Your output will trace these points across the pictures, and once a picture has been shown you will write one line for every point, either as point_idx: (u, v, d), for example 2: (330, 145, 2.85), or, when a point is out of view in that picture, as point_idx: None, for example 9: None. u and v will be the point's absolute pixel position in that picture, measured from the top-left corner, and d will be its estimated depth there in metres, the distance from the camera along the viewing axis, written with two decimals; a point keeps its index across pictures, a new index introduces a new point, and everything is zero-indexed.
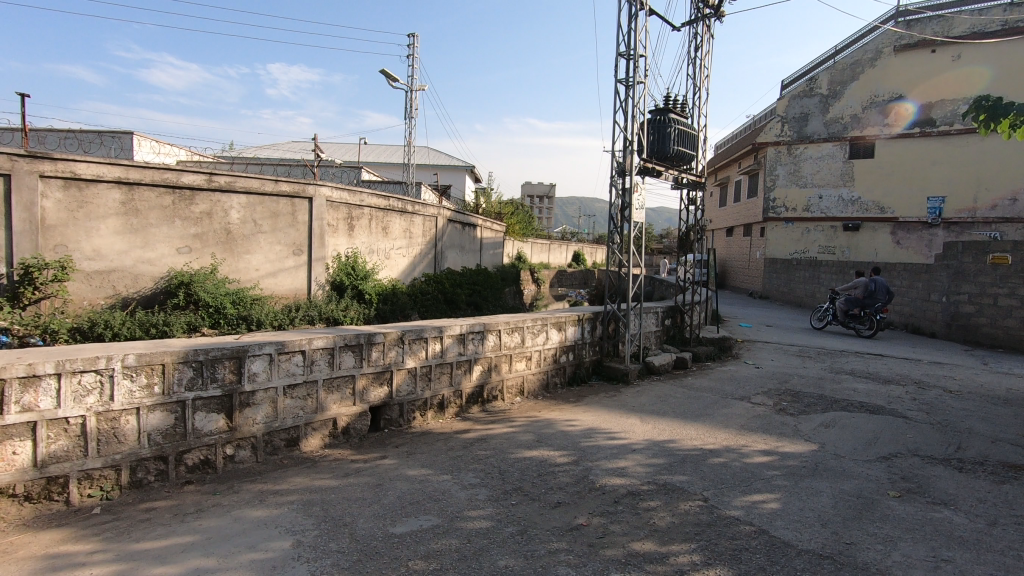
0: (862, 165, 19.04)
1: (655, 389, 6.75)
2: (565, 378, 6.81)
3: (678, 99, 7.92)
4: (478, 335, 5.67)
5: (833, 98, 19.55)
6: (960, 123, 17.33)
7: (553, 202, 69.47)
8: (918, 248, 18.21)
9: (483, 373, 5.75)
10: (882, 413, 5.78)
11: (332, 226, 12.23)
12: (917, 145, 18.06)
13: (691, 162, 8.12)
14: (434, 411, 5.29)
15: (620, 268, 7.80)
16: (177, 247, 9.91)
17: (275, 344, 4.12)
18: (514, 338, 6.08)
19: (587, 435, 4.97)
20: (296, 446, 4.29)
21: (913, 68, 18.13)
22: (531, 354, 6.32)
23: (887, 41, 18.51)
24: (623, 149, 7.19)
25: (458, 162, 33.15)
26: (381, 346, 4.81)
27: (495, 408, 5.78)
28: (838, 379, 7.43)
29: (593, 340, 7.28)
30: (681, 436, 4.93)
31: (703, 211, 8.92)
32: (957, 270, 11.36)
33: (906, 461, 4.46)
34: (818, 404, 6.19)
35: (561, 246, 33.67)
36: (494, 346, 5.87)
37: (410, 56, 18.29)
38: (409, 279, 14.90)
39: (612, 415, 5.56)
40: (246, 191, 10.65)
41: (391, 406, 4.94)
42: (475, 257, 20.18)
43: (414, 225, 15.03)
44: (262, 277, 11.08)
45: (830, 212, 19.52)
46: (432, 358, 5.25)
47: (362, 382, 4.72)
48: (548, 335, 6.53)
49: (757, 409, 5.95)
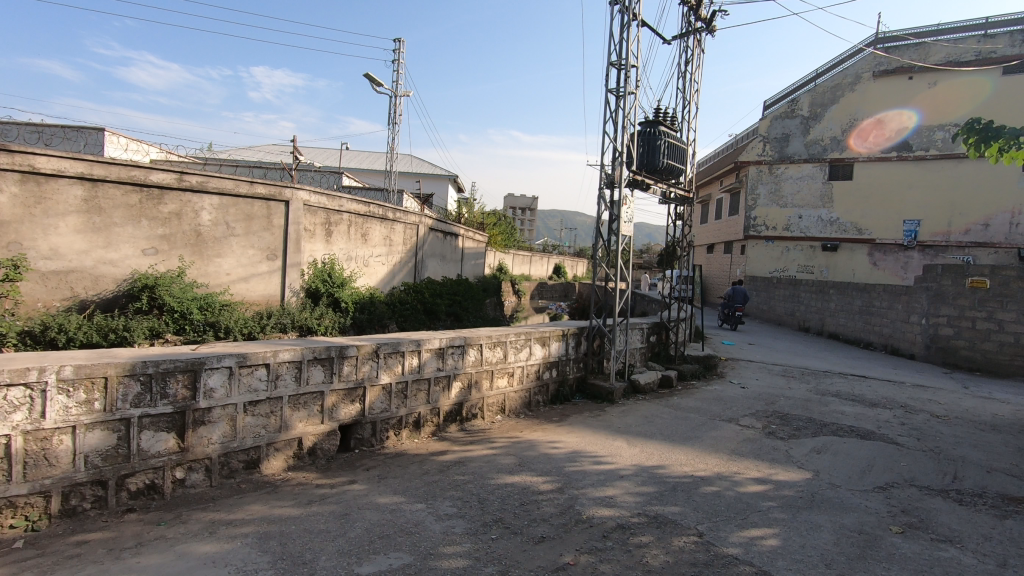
0: (841, 187, 19.27)
1: (641, 409, 6.50)
2: (548, 396, 6.52)
3: (667, 112, 7.77)
4: (458, 350, 5.37)
5: (813, 120, 19.77)
6: (935, 148, 17.89)
7: (535, 214, 69.56)
8: (895, 270, 18.47)
9: (462, 390, 5.44)
10: (874, 439, 5.61)
11: (309, 231, 11.82)
12: (895, 169, 18.45)
13: (679, 177, 7.96)
14: (409, 430, 4.95)
15: (606, 282, 7.57)
16: (142, 248, 9.43)
17: (235, 356, 3.76)
18: (496, 353, 5.79)
19: (571, 459, 4.68)
20: (256, 468, 3.92)
21: (891, 93, 18.52)
22: (513, 370, 6.02)
23: (867, 66, 18.87)
24: (612, 160, 6.99)
25: (441, 171, 32.91)
26: (354, 360, 4.48)
27: (474, 427, 5.46)
28: (825, 401, 7.29)
29: (578, 356, 7.01)
30: (670, 462, 4.67)
31: (690, 227, 8.76)
32: (936, 292, 11.43)
33: (903, 491, 4.27)
34: (808, 427, 6.01)
35: (542, 259, 33.52)
36: (475, 361, 5.56)
37: (395, 62, 18.03)
38: (387, 288, 14.50)
39: (597, 437, 5.28)
40: (219, 192, 10.21)
41: (363, 424, 4.60)
42: (456, 267, 19.85)
43: (395, 233, 14.68)
44: (233, 282, 10.60)
45: (809, 231, 19.64)
46: (408, 373, 4.92)
47: (331, 399, 4.37)
48: (532, 351, 6.25)
49: (746, 432, 5.73)
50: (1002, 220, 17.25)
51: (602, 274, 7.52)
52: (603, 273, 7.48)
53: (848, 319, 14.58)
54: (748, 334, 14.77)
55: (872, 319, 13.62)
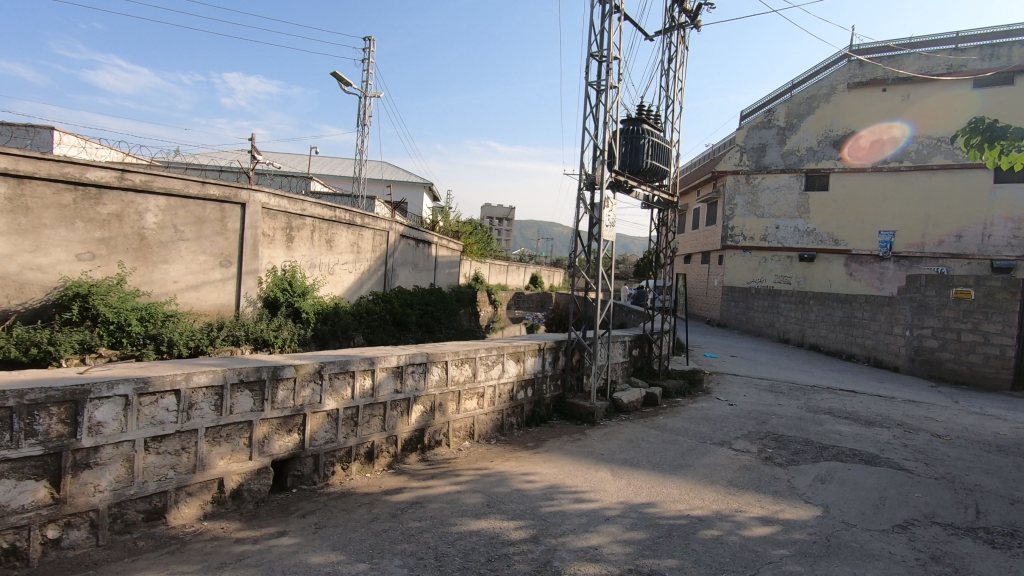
0: (818, 198, 19.18)
1: (624, 431, 5.91)
2: (523, 417, 5.87)
3: (651, 110, 7.26)
4: (419, 368, 4.69)
5: (790, 131, 19.70)
6: (909, 160, 17.96)
7: (513, 224, 69.07)
8: (870, 281, 18.41)
9: (424, 414, 4.76)
10: (880, 465, 5.10)
11: (267, 236, 11.00)
12: (871, 180, 18.44)
13: (664, 179, 7.45)
14: (360, 464, 4.24)
15: (585, 292, 6.97)
16: (76, 253, 8.51)
17: (134, 381, 3.03)
18: (463, 371, 5.13)
19: (548, 496, 4.02)
20: (160, 520, 3.18)
21: (865, 105, 18.55)
22: (483, 391, 5.37)
23: (841, 78, 18.91)
24: (593, 159, 6.44)
25: (416, 179, 32.25)
26: (292, 382, 3.78)
27: (437, 457, 4.77)
28: (819, 420, 6.80)
29: (556, 373, 6.38)
30: (661, 498, 4.06)
31: (674, 234, 8.22)
32: (920, 303, 11.16)
33: (926, 532, 3.73)
34: (807, 451, 5.48)
35: (519, 268, 33.01)
36: (439, 381, 4.89)
37: (365, 62, 17.33)
38: (355, 297, 13.68)
39: (577, 468, 4.64)
40: (166, 192, 9.37)
41: (302, 458, 3.88)
42: (429, 275, 19.11)
43: (363, 240, 13.91)
44: (181, 291, 9.70)
45: (786, 242, 19.48)
46: (360, 397, 4.22)
47: (262, 430, 3.64)
48: (506, 368, 5.63)
49: (741, 458, 5.18)
50: (974, 231, 17.32)
51: (582, 283, 6.95)
52: (584, 281, 6.92)
53: (829, 330, 14.30)
54: (730, 346, 14.35)
55: (854, 331, 13.34)
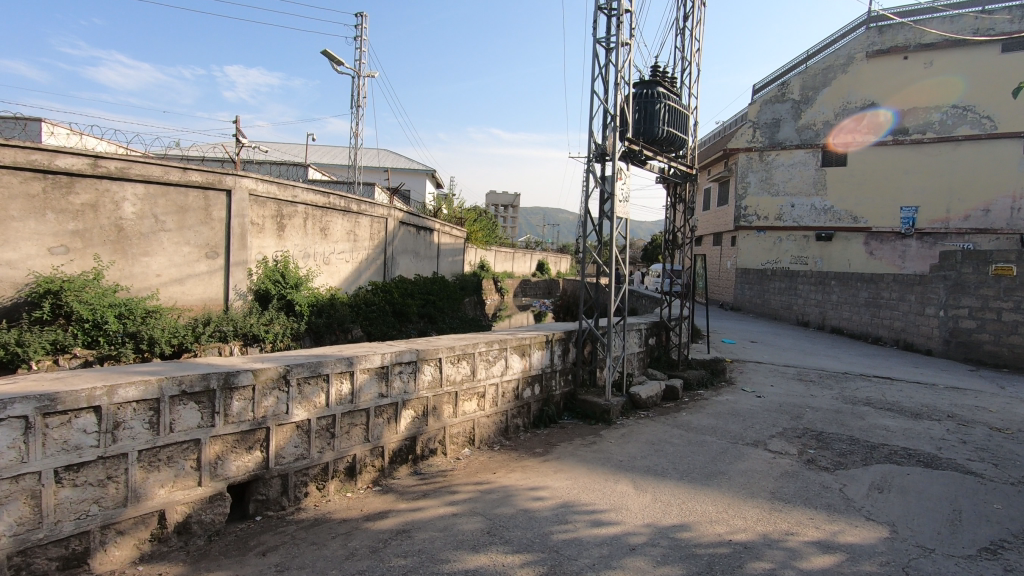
0: (835, 173, 18.24)
1: (644, 431, 5.27)
2: (529, 418, 5.24)
3: (665, 72, 6.50)
4: (408, 368, 4.05)
5: (805, 104, 18.73)
6: (932, 131, 16.96)
7: (518, 211, 68.18)
8: (892, 260, 17.49)
9: (415, 421, 4.12)
10: (943, 468, 4.41)
11: (256, 225, 10.35)
12: (892, 153, 17.47)
13: (682, 149, 6.71)
14: (339, 481, 3.63)
15: (597, 276, 6.27)
16: (48, 246, 7.89)
17: (35, 400, 2.40)
18: (461, 369, 4.49)
19: (561, 519, 3.37)
20: (83, 567, 2.58)
21: (885, 74, 17.55)
22: (484, 391, 4.73)
23: (860, 46, 17.87)
24: (604, 127, 5.73)
25: (418, 166, 31.55)
26: (249, 392, 3.14)
27: (431, 469, 4.15)
28: (859, 413, 6.11)
29: (566, 367, 5.72)
30: (696, 518, 3.41)
31: (693, 211, 7.47)
32: (956, 282, 10.37)
33: (1022, 558, 3.06)
34: (854, 452, 4.80)
35: (525, 256, 32.27)
36: (433, 382, 4.25)
37: (358, 42, 16.53)
38: (353, 288, 13.04)
39: (593, 480, 4.00)
40: (144, 180, 8.74)
41: (267, 479, 3.26)
42: (432, 264, 18.44)
43: (360, 227, 13.24)
44: (164, 285, 9.08)
45: (802, 221, 18.62)
46: (336, 404, 3.58)
47: (213, 450, 3.01)
48: (510, 363, 4.99)
49: (781, 462, 4.52)
50: (1003, 205, 16.37)
51: (594, 266, 6.28)
52: (595, 264, 6.25)
53: (853, 312, 13.53)
54: (748, 331, 13.61)
55: (881, 312, 12.59)
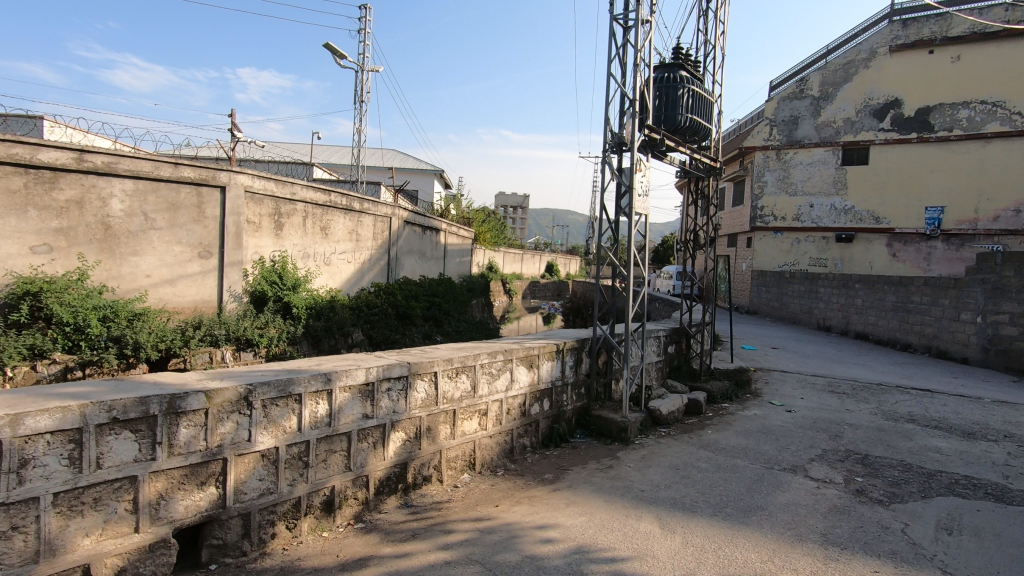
0: (856, 172, 17.42)
1: (665, 452, 4.70)
2: (538, 438, 4.68)
3: (689, 55, 5.93)
4: (398, 385, 3.52)
5: (825, 101, 17.97)
6: (959, 128, 15.79)
7: (527, 212, 67.64)
8: (916, 262, 16.52)
9: (406, 445, 3.59)
10: (1019, 503, 3.79)
11: (252, 223, 9.87)
12: (915, 151, 16.45)
13: (707, 139, 6.12)
14: (314, 518, 3.10)
15: (613, 279, 5.71)
16: (30, 245, 7.43)
17: None
18: (460, 385, 3.95)
19: (576, 570, 2.81)
20: None
21: (910, 70, 16.61)
22: (487, 408, 4.18)
23: (883, 40, 16.94)
24: (623, 113, 5.17)
25: (426, 166, 31.15)
26: (200, 417, 2.62)
27: (425, 500, 3.60)
28: (905, 432, 5.49)
29: (578, 379, 5.16)
30: (738, 570, 2.84)
31: (717, 208, 6.86)
32: (996, 286, 9.67)
33: None
34: (910, 481, 4.19)
35: (534, 257, 31.74)
36: (427, 401, 3.71)
37: (362, 36, 16.06)
38: (355, 289, 12.51)
39: (613, 516, 3.43)
40: (132, 175, 8.28)
41: (225, 520, 2.73)
42: (438, 265, 17.94)
43: (363, 226, 12.74)
44: (154, 286, 8.61)
45: (822, 221, 17.85)
46: (310, 429, 3.05)
47: (154, 489, 2.49)
48: (517, 376, 4.44)
49: (828, 494, 3.92)
50: None
51: (610, 268, 5.72)
52: (611, 266, 5.71)
53: (880, 317, 12.82)
54: (769, 336, 12.95)
55: (910, 317, 11.90)
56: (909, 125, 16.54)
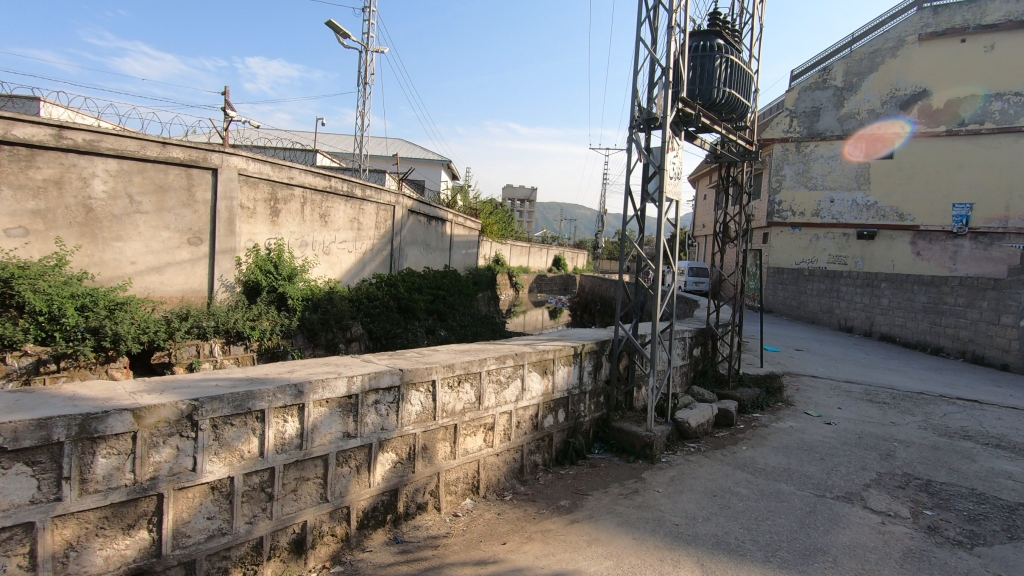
0: (880, 167, 16.10)
1: (696, 473, 4.09)
2: (551, 454, 4.08)
3: (726, 22, 5.28)
4: (388, 397, 2.93)
5: (848, 91, 16.74)
6: (991, 122, 14.63)
7: (535, 206, 66.81)
8: (941, 261, 15.24)
9: (396, 468, 3.00)
10: None
11: (245, 209, 9.20)
12: (942, 145, 15.23)
13: (745, 117, 5.45)
14: (280, 562, 2.51)
15: (637, 273, 5.08)
16: (4, 228, 6.82)
17: None
18: (463, 396, 3.35)
19: None
20: None
21: (940, 60, 15.36)
22: (493, 422, 3.58)
23: (911, 28, 15.67)
24: (655, 84, 4.53)
25: (434, 156, 30.50)
26: (126, 443, 2.03)
27: (418, 535, 3.01)
28: (965, 452, 4.85)
29: (597, 386, 4.55)
30: None
31: (751, 197, 6.19)
32: None
33: None
34: (990, 516, 3.56)
35: (542, 250, 31.14)
36: (423, 415, 3.12)
37: (368, 17, 15.38)
38: (355, 281, 11.86)
39: (645, 562, 2.82)
40: (116, 154, 7.63)
41: (160, 572, 2.15)
42: (444, 257, 17.35)
43: (365, 215, 12.10)
44: (140, 274, 7.98)
45: (842, 218, 16.58)
46: (275, 454, 2.45)
47: (60, 537, 1.91)
48: (529, 385, 3.85)
49: (899, 534, 3.29)
50: None
51: (635, 262, 5.09)
52: (635, 258, 5.08)
53: (907, 319, 12.12)
54: (791, 337, 12.26)
55: (941, 320, 11.24)
56: (936, 119, 15.33)
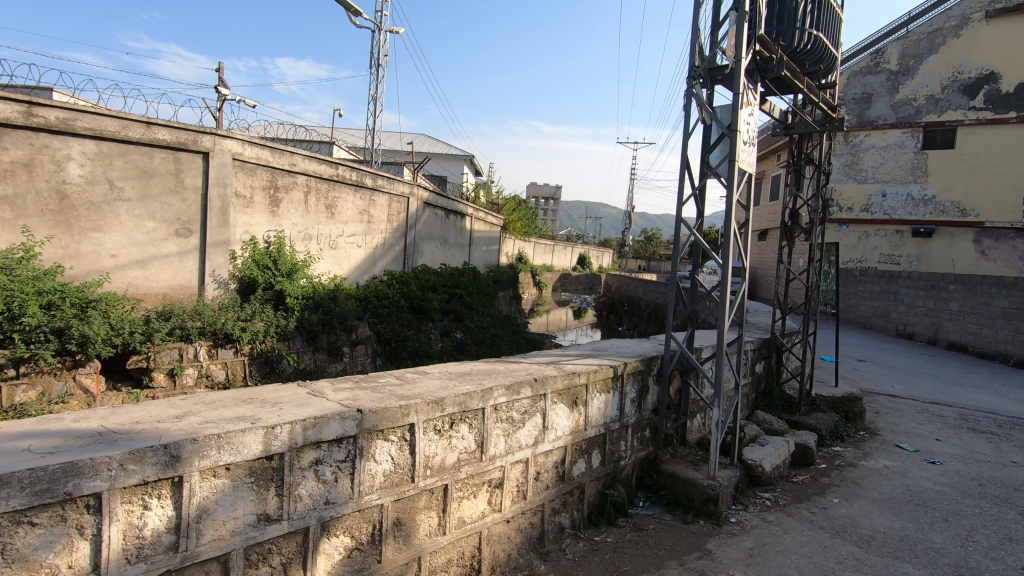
0: (939, 157, 12.81)
1: (781, 545, 2.98)
2: (581, 511, 3.04)
3: None
4: (341, 452, 1.92)
5: (904, 75, 13.27)
6: None
7: (559, 203, 65.57)
8: (1010, 262, 11.95)
9: (352, 562, 1.98)
10: None
11: (242, 198, 7.18)
12: (1017, 133, 11.84)
13: (831, 69, 4.25)
14: None
15: (695, 272, 3.95)
16: None
17: None
18: (457, 441, 2.32)
19: None
20: None
21: (1013, 41, 11.95)
22: (502, 477, 2.54)
23: (978, 2, 12.28)
24: (728, 20, 3.41)
25: (457, 152, 29.54)
26: None
27: None
28: None
29: (643, 417, 3.47)
30: None
31: (829, 179, 4.99)
32: None
33: None
34: None
35: (567, 249, 29.99)
36: (394, 476, 2.09)
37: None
38: (365, 278, 10.45)
39: None
40: (95, 135, 5.75)
41: None
42: (464, 253, 16.35)
43: (376, 206, 10.67)
44: (120, 269, 6.09)
45: (895, 213, 13.34)
46: (123, 566, 1.46)
47: None
48: (554, 421, 2.80)
49: None
50: None
51: (690, 257, 3.98)
52: (690, 251, 3.97)
53: (982, 326, 10.63)
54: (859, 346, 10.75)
55: None
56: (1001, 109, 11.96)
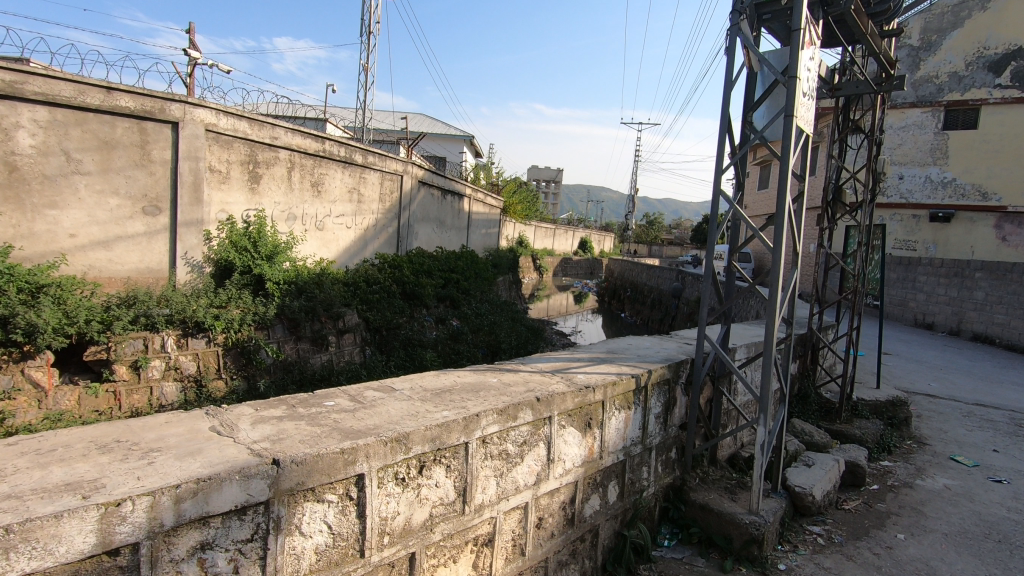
0: (962, 137, 11.76)
1: None
2: (594, 559, 2.40)
3: None
4: (243, 526, 1.27)
5: (926, 51, 12.34)
6: None
7: (560, 186, 64.56)
8: None
9: None
10: None
11: (217, 172, 6.10)
12: None
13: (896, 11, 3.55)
14: None
15: (732, 258, 3.27)
16: None
17: None
18: (429, 490, 1.66)
19: None
20: None
21: None
22: (492, 531, 1.89)
23: None
24: None
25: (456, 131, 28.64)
26: None
27: None
28: None
29: (670, 435, 2.83)
30: None
31: (880, 150, 4.28)
32: None
33: None
34: None
35: (568, 232, 29.23)
36: (330, 553, 1.44)
37: None
38: (355, 261, 9.75)
39: None
40: (47, 100, 4.75)
41: None
42: (461, 236, 15.63)
43: (366, 185, 9.90)
44: (81, 250, 5.07)
45: (912, 197, 12.32)
46: None
47: None
48: (562, 451, 2.15)
49: None
50: None
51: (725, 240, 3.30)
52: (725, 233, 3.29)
53: (1013, 317, 9.94)
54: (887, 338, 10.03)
55: None
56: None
